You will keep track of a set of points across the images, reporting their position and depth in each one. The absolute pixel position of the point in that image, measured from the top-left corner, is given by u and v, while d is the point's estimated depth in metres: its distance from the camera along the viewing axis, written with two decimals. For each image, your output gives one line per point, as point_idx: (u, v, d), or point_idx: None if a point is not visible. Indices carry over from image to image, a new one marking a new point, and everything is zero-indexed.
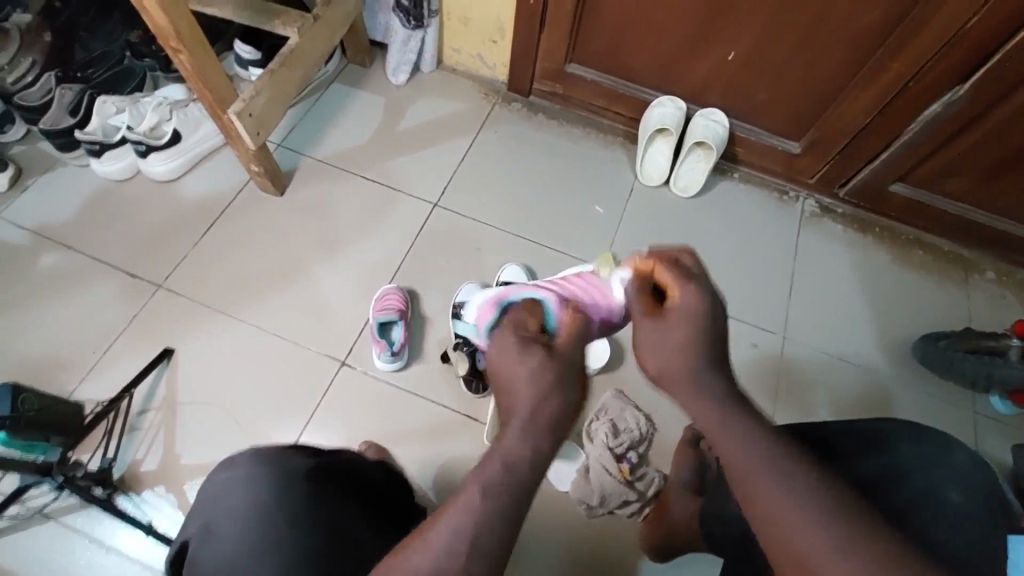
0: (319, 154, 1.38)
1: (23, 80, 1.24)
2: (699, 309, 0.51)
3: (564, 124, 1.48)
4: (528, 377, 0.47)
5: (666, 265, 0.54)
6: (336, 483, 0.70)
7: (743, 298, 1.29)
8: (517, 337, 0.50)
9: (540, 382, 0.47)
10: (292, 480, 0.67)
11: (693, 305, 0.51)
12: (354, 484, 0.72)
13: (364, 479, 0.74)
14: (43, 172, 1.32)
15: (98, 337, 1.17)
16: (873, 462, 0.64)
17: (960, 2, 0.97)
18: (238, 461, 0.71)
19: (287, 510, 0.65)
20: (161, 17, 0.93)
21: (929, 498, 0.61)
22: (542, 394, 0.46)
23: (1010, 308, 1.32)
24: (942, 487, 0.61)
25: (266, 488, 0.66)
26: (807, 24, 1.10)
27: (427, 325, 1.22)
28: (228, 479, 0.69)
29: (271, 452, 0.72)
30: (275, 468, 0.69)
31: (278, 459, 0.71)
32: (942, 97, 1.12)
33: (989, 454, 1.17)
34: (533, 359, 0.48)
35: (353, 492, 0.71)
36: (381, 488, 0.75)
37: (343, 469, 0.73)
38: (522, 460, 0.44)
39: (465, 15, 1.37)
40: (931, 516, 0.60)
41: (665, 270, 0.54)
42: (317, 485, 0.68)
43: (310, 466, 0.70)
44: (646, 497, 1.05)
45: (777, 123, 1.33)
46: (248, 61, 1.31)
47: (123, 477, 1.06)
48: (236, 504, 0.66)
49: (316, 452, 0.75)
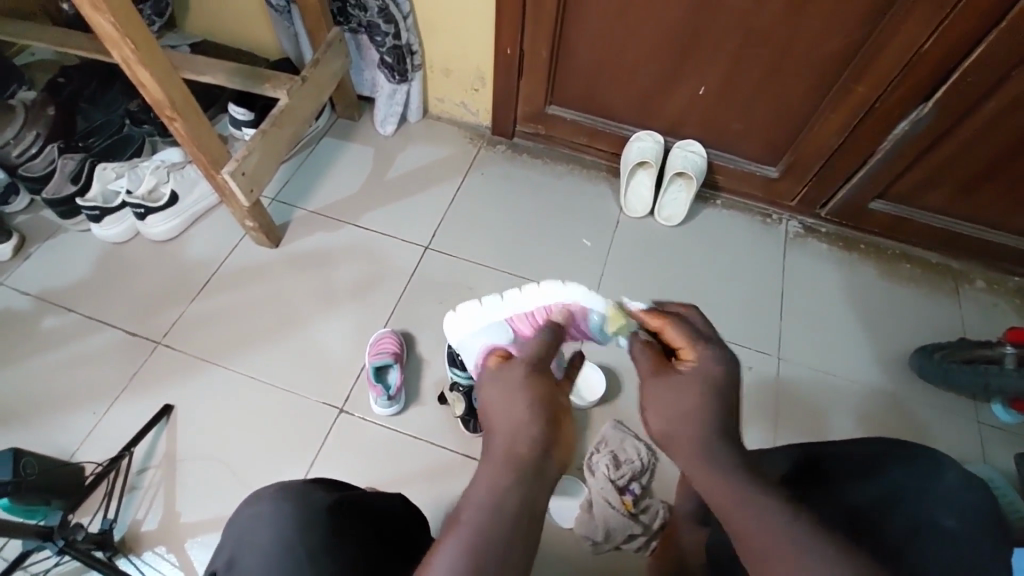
0: (313, 207, 1.43)
1: (28, 152, 1.31)
2: (705, 371, 0.57)
3: (549, 163, 1.52)
4: (504, 409, 0.54)
5: (675, 325, 0.63)
6: (359, 519, 0.69)
7: (735, 322, 1.30)
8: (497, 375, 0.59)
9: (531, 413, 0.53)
10: (317, 515, 0.67)
11: (701, 367, 0.58)
12: (376, 520, 0.72)
13: (387, 517, 0.74)
14: (46, 239, 1.36)
15: (98, 397, 1.18)
16: (864, 489, 0.64)
17: (913, 28, 1.02)
18: (264, 495, 0.71)
19: (312, 548, 0.64)
20: (157, 90, 0.99)
21: (923, 520, 0.60)
22: (518, 418, 0.53)
23: (1002, 315, 1.33)
24: (934, 508, 0.61)
25: (293, 524, 0.66)
26: (771, 56, 1.15)
27: (423, 367, 1.23)
28: (255, 513, 0.68)
29: (298, 486, 0.71)
30: (301, 503, 0.68)
31: (304, 494, 0.70)
32: (909, 116, 1.16)
33: (998, 465, 1.15)
34: (509, 392, 0.56)
35: (375, 530, 0.70)
36: (402, 525, 0.75)
37: (367, 506, 0.72)
38: (502, 478, 0.49)
39: (447, 67, 1.44)
40: (924, 538, 0.59)
41: (680, 330, 0.62)
42: (342, 522, 0.68)
43: (335, 503, 0.70)
44: (652, 530, 1.04)
45: (752, 150, 1.37)
46: (242, 122, 1.37)
47: (123, 538, 1.05)
48: (259, 540, 0.65)
49: (337, 487, 0.75)
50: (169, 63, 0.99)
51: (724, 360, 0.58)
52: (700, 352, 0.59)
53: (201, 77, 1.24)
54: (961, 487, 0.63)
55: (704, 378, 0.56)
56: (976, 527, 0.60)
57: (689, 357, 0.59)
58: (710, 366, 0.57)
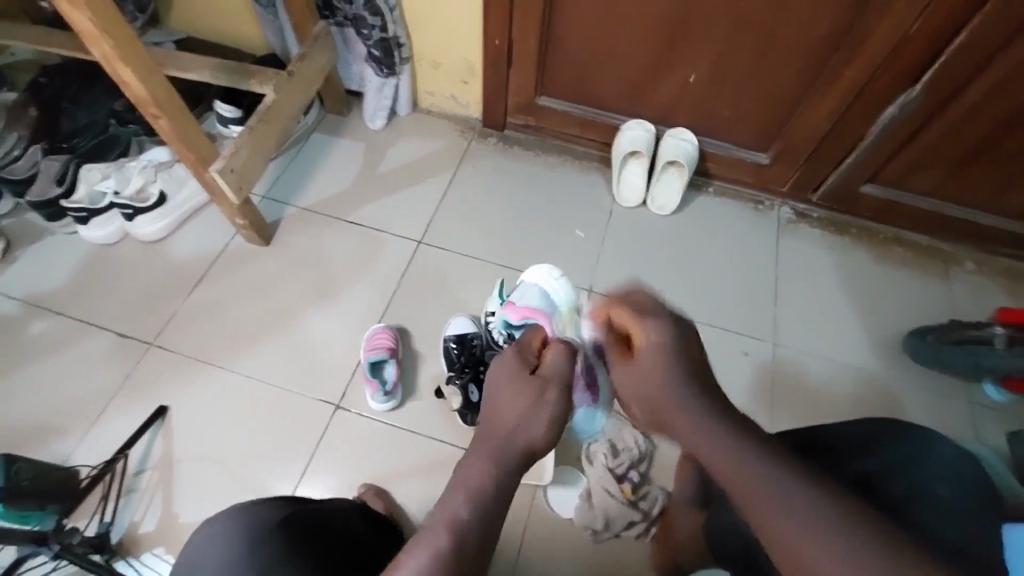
0: (304, 204, 1.41)
1: (10, 155, 1.29)
2: (660, 346, 0.58)
3: (540, 154, 1.52)
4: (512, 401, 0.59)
5: (626, 310, 0.63)
6: (311, 532, 0.69)
7: (729, 310, 1.31)
8: (511, 369, 0.63)
9: (526, 413, 0.58)
10: (266, 533, 0.67)
11: (655, 343, 0.59)
12: (332, 532, 0.71)
13: (345, 530, 0.73)
14: (32, 242, 1.35)
15: (91, 401, 1.17)
16: (865, 463, 0.65)
17: (899, 11, 1.03)
18: (218, 515, 0.71)
19: (265, 562, 0.64)
20: (140, 88, 0.97)
21: (924, 490, 0.61)
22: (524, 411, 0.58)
23: (992, 296, 1.35)
24: (933, 481, 0.62)
25: (243, 544, 0.66)
26: (759, 42, 1.15)
27: (419, 362, 1.23)
28: (205, 540, 0.68)
29: (247, 506, 0.71)
30: (248, 520, 0.69)
31: (252, 513, 0.70)
32: (898, 99, 1.16)
33: (990, 444, 1.16)
34: (516, 388, 0.60)
35: (332, 542, 0.70)
36: (361, 536, 0.74)
37: (321, 521, 0.72)
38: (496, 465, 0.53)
39: (435, 59, 1.42)
40: (924, 504, 0.60)
41: (624, 311, 0.63)
42: (294, 536, 0.67)
43: (286, 519, 0.70)
44: (651, 516, 1.05)
45: (743, 136, 1.37)
46: (229, 119, 1.35)
47: (121, 540, 1.05)
48: (210, 561, 0.65)
49: (291, 501, 0.75)
50: (151, 60, 0.97)
51: (680, 333, 0.59)
52: (646, 327, 0.60)
53: (186, 74, 1.23)
54: (954, 463, 0.64)
55: (662, 355, 0.58)
56: (972, 503, 0.61)
57: (639, 338, 0.61)
58: (664, 338, 0.58)
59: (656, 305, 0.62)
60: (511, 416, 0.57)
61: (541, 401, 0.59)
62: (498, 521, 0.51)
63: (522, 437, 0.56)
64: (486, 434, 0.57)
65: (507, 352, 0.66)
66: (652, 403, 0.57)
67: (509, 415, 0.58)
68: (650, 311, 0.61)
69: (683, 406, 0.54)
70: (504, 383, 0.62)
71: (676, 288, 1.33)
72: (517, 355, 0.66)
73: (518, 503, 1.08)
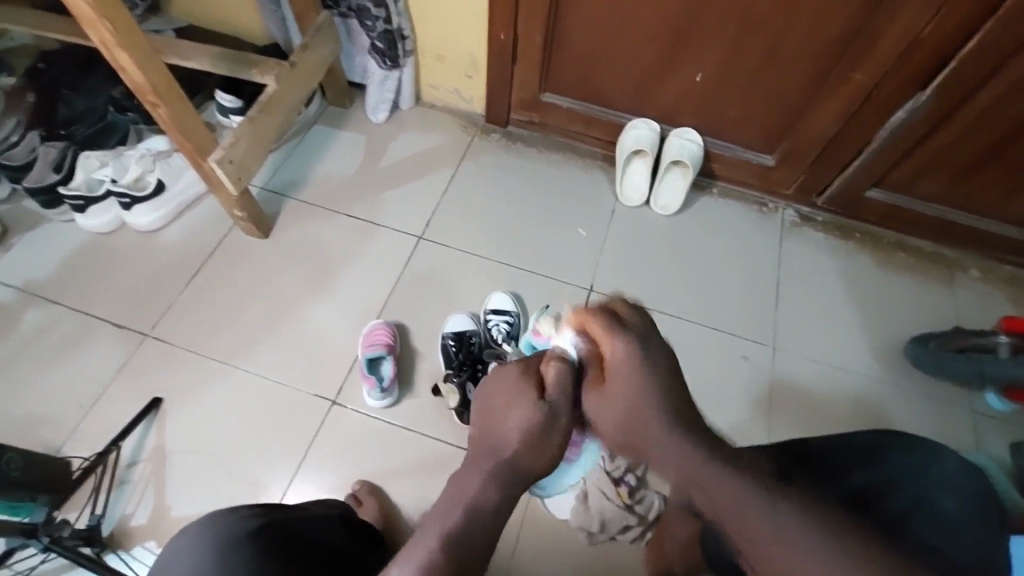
0: (303, 196, 1.40)
1: (8, 141, 1.28)
2: (628, 362, 0.58)
3: (543, 151, 1.50)
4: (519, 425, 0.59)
5: (599, 322, 0.60)
6: (282, 544, 0.65)
7: (731, 313, 1.30)
8: (519, 384, 0.61)
9: (529, 433, 0.59)
10: (234, 544, 0.63)
11: (622, 358, 0.58)
12: (305, 543, 0.67)
13: (321, 540, 0.69)
14: (28, 229, 1.33)
15: (85, 391, 1.16)
16: (863, 472, 0.64)
17: (913, 12, 1.01)
18: (190, 524, 0.67)
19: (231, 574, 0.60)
20: (138, 76, 0.96)
21: (924, 501, 0.62)
22: (529, 436, 0.59)
23: (996, 304, 1.33)
24: (936, 493, 0.63)
25: (210, 555, 0.63)
26: (768, 42, 1.13)
27: (417, 359, 1.21)
28: (177, 549, 0.65)
29: (218, 514, 0.68)
30: (219, 527, 0.66)
31: (224, 519, 0.67)
32: (908, 103, 1.14)
33: (990, 454, 1.16)
34: (525, 410, 0.59)
35: (304, 554, 0.65)
36: (339, 547, 0.70)
37: (295, 530, 0.68)
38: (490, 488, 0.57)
39: (439, 52, 1.41)
40: (925, 514, 0.62)
41: (596, 322, 0.60)
42: (262, 548, 0.64)
43: (257, 529, 0.66)
44: (647, 520, 1.04)
45: (749, 137, 1.35)
46: (229, 109, 1.34)
47: (112, 533, 1.04)
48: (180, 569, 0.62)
49: (267, 508, 0.71)
50: (150, 47, 0.96)
51: (648, 356, 0.58)
52: (616, 346, 0.58)
53: (186, 62, 1.21)
54: (956, 473, 0.63)
55: (631, 382, 0.58)
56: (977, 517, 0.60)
57: (605, 351, 0.59)
58: (632, 354, 0.58)
59: (631, 322, 0.59)
60: (514, 435, 0.59)
61: (546, 421, 0.59)
62: (491, 536, 0.56)
63: (522, 457, 0.59)
64: (488, 451, 0.60)
65: (513, 367, 0.64)
66: (622, 428, 0.59)
67: (512, 434, 0.59)
68: (622, 326, 0.59)
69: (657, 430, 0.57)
70: (506, 398, 0.61)
71: (677, 289, 1.32)
72: (522, 369, 0.63)
73: (514, 504, 1.07)
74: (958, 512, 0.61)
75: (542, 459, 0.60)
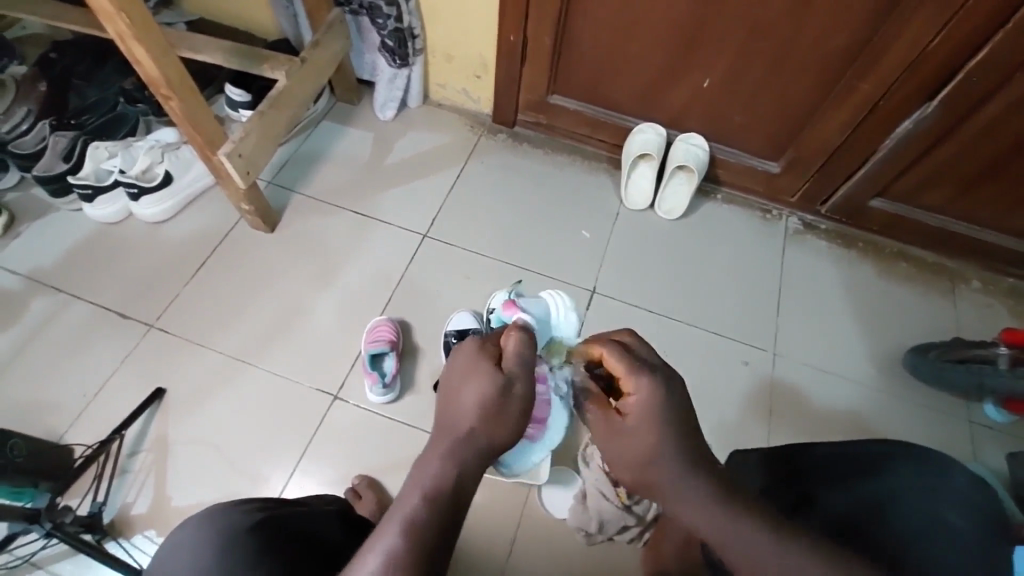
0: (309, 191, 1.41)
1: (17, 129, 1.28)
2: (649, 406, 0.55)
3: (549, 153, 1.51)
4: (473, 399, 0.56)
5: (614, 353, 0.59)
6: (281, 536, 0.65)
7: (732, 318, 1.30)
8: (473, 359, 0.60)
9: (487, 405, 0.56)
10: (235, 537, 0.64)
11: (645, 402, 0.56)
12: (304, 537, 0.67)
13: (319, 534, 0.69)
14: (37, 218, 1.34)
15: (89, 380, 1.16)
16: (863, 482, 0.65)
17: (921, 24, 1.01)
18: (191, 516, 0.68)
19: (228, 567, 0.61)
20: (151, 69, 0.96)
21: (933, 521, 0.61)
22: (484, 408, 0.55)
23: (997, 316, 1.34)
24: (944, 510, 0.62)
25: (210, 546, 0.63)
26: (776, 49, 1.14)
27: (419, 355, 1.22)
28: (177, 543, 0.65)
29: (220, 509, 0.69)
30: (218, 522, 0.66)
31: (221, 515, 0.67)
32: (913, 114, 1.15)
33: (987, 464, 1.16)
34: (479, 383, 0.57)
35: (304, 547, 0.65)
36: (338, 542, 0.70)
37: (295, 525, 0.68)
38: (451, 471, 0.52)
39: (449, 52, 1.42)
40: (935, 540, 0.59)
41: (615, 359, 0.59)
42: (263, 538, 0.64)
43: (259, 522, 0.67)
44: (646, 522, 1.01)
45: (754, 144, 1.36)
46: (239, 103, 1.35)
47: (113, 521, 1.04)
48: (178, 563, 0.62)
49: (269, 504, 0.72)
50: (164, 41, 0.96)
51: (671, 394, 0.56)
52: (637, 382, 0.57)
53: (197, 56, 1.22)
54: (954, 481, 0.64)
55: (648, 421, 0.55)
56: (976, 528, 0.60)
57: (627, 391, 0.57)
58: (653, 397, 0.55)
59: (652, 359, 0.59)
60: (472, 408, 0.55)
61: (502, 390, 0.57)
62: (453, 525, 0.50)
63: (481, 434, 0.55)
64: (446, 430, 0.55)
65: (467, 343, 0.62)
66: (637, 467, 0.55)
67: (470, 407, 0.55)
68: (640, 362, 0.58)
69: (668, 474, 0.53)
70: (462, 373, 0.59)
71: (679, 293, 1.33)
72: (478, 346, 0.61)
73: (513, 502, 1.08)
74: (968, 530, 0.60)
75: (505, 433, 0.56)
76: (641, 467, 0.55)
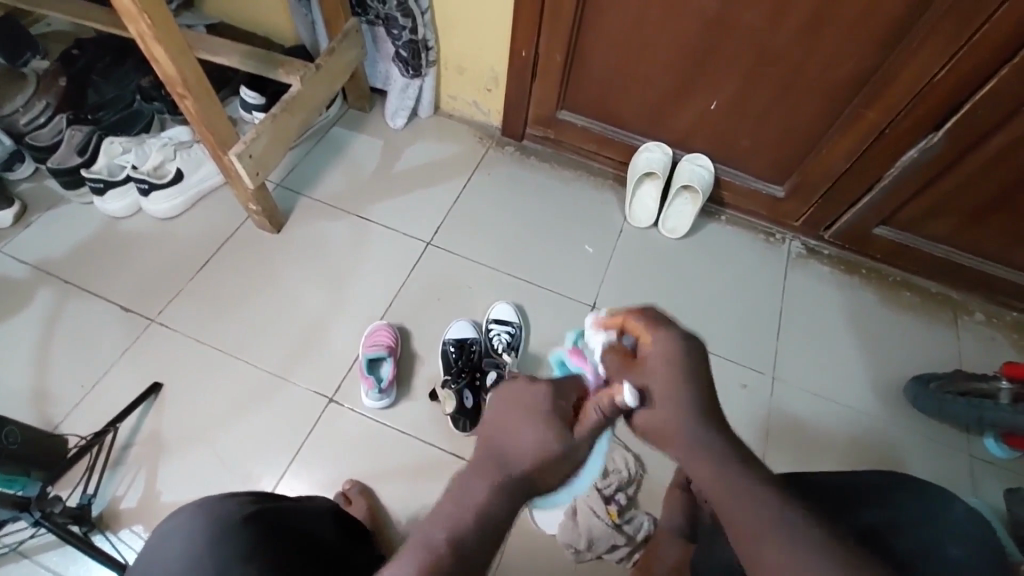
0: (317, 195, 1.42)
1: (35, 121, 1.32)
2: (671, 355, 0.58)
3: (556, 166, 1.52)
4: (536, 444, 0.54)
5: (635, 315, 0.62)
6: (277, 530, 0.66)
7: (732, 339, 1.30)
8: (547, 408, 0.57)
9: (547, 452, 0.54)
10: (230, 526, 0.64)
11: (665, 350, 0.58)
12: (298, 535, 0.67)
13: (311, 532, 0.70)
14: (47, 209, 1.36)
15: (88, 371, 1.17)
16: (868, 511, 0.64)
17: (928, 56, 1.02)
18: (182, 507, 0.67)
19: (226, 557, 0.60)
20: (170, 68, 0.99)
21: (928, 550, 0.60)
22: (545, 458, 0.54)
23: (1000, 350, 1.33)
24: (936, 541, 0.61)
25: (204, 532, 0.63)
26: (784, 73, 1.15)
27: (417, 362, 1.22)
28: (168, 529, 0.65)
29: (213, 498, 0.68)
30: (212, 512, 0.66)
31: (216, 506, 0.67)
32: (919, 143, 1.16)
33: (987, 500, 1.14)
34: (547, 431, 0.55)
35: (298, 547, 0.66)
36: (330, 542, 0.71)
37: (288, 521, 0.69)
38: (494, 506, 0.51)
39: (461, 65, 1.44)
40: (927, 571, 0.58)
41: (638, 318, 0.61)
42: (259, 531, 0.64)
43: (252, 514, 0.66)
44: (636, 541, 1.03)
45: (760, 167, 1.37)
46: (252, 106, 1.37)
47: (102, 514, 1.04)
48: (175, 550, 0.62)
49: (261, 498, 0.72)
50: (184, 42, 0.99)
51: (691, 345, 0.59)
52: (657, 336, 0.59)
53: (215, 58, 1.25)
54: (963, 520, 0.63)
55: (666, 361, 0.58)
56: (982, 560, 0.59)
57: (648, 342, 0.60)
58: (674, 350, 0.58)
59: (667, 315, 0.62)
60: (531, 449, 0.54)
61: (566, 449, 0.55)
62: (486, 552, 0.49)
63: (536, 472, 0.54)
64: (501, 459, 0.54)
65: (542, 384, 0.59)
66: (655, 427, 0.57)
67: (530, 449, 0.54)
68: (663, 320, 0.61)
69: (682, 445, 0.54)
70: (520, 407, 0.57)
71: (679, 313, 1.33)
72: (552, 394, 0.58)
73: None
74: (964, 559, 0.59)
75: (552, 480, 0.56)
76: (661, 425, 0.56)
